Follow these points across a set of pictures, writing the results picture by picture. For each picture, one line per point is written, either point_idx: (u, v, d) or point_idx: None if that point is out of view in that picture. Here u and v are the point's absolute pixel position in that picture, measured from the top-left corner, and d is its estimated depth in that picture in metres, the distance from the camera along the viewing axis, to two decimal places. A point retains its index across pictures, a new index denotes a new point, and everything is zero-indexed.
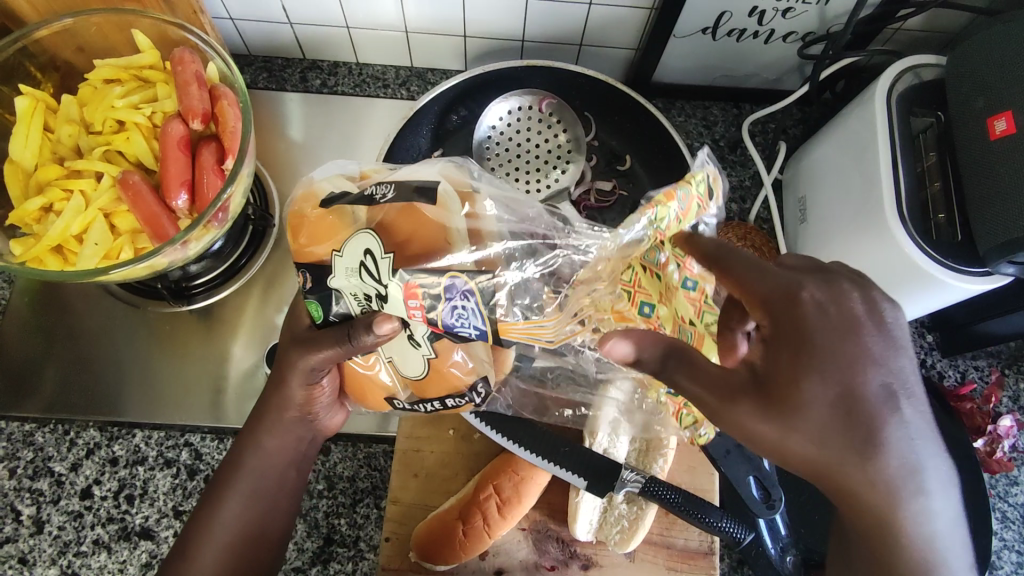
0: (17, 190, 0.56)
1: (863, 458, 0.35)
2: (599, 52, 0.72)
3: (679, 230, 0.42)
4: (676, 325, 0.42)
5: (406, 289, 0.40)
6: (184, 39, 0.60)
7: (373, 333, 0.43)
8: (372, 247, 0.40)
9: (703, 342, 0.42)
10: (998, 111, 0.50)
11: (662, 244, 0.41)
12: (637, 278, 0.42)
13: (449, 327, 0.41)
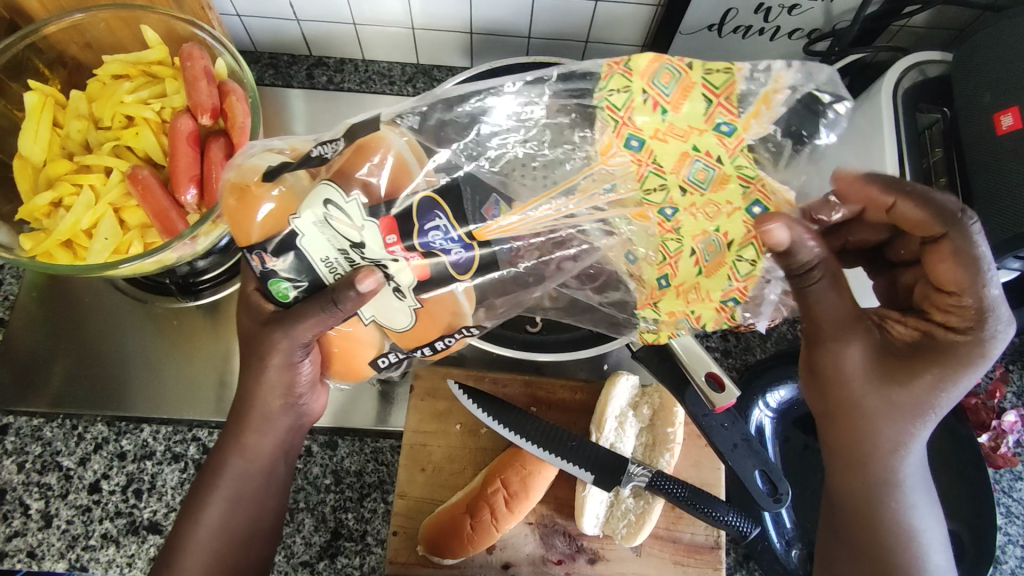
0: (26, 186, 0.56)
1: (899, 425, 0.43)
2: (605, 49, 0.72)
3: (703, 120, 0.40)
4: (699, 234, 0.44)
5: (382, 226, 0.42)
6: (193, 35, 0.60)
7: (356, 289, 0.42)
8: (333, 196, 0.40)
9: (716, 270, 0.44)
10: (1004, 107, 0.50)
11: (679, 137, 0.41)
12: (666, 196, 0.43)
13: (429, 248, 0.42)
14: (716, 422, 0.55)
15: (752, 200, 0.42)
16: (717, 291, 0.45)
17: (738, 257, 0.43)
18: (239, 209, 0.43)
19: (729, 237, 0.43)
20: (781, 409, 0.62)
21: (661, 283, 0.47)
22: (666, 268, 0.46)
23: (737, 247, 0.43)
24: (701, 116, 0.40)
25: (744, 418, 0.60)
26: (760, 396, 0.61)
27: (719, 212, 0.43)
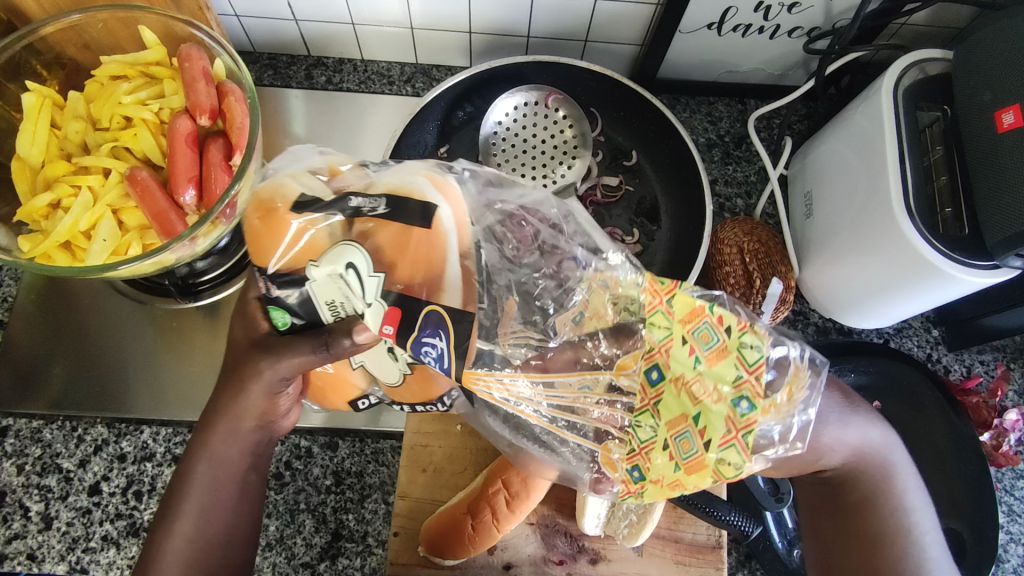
0: (24, 187, 0.56)
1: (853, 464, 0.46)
2: (604, 48, 0.72)
3: (731, 383, 0.37)
4: (677, 423, 0.37)
5: (387, 313, 0.40)
6: (192, 35, 0.60)
7: (351, 339, 0.42)
8: (357, 262, 0.39)
9: (697, 471, 0.36)
10: (1005, 105, 0.50)
11: (693, 394, 0.37)
12: (651, 419, 0.39)
13: (416, 353, 0.41)
14: None
15: (742, 394, 0.36)
16: (687, 458, 0.37)
17: (720, 458, 0.36)
18: (263, 229, 0.42)
19: (705, 433, 0.36)
20: None
21: (633, 478, 0.39)
22: (636, 458, 0.39)
23: (716, 445, 0.36)
24: (729, 383, 0.36)
25: None
26: None
27: (700, 426, 0.36)
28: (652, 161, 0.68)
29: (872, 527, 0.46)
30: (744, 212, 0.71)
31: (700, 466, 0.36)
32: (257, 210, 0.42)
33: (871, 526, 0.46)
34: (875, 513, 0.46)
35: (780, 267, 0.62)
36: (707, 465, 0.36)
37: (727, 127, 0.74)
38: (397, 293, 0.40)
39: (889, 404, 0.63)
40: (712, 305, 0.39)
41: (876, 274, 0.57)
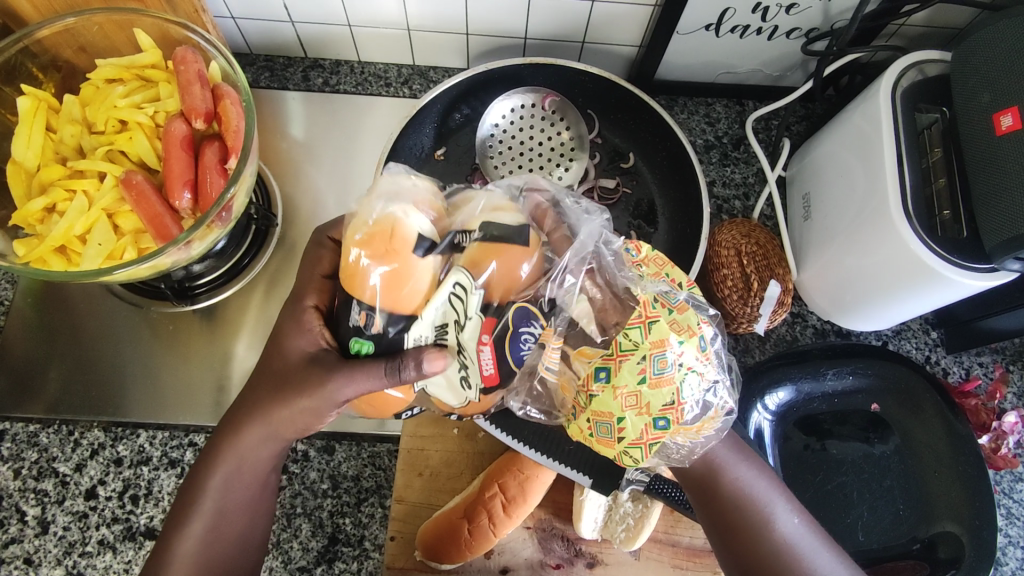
0: (19, 191, 0.55)
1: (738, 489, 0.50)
2: (602, 49, 0.71)
3: (662, 402, 0.41)
4: (614, 408, 0.42)
5: (482, 323, 0.41)
6: (187, 38, 0.60)
7: (421, 368, 0.40)
8: (462, 283, 0.40)
9: (623, 431, 0.42)
10: (1004, 107, 0.49)
11: (635, 390, 0.41)
12: (602, 382, 0.42)
13: (515, 358, 0.42)
14: None
15: (660, 415, 0.41)
16: (623, 425, 0.42)
17: (626, 451, 0.43)
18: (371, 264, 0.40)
19: (621, 419, 0.42)
20: (780, 411, 0.63)
21: (599, 432, 0.43)
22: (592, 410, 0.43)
23: (625, 430, 0.42)
24: (658, 405, 0.41)
25: (743, 422, 0.60)
26: (759, 399, 0.61)
27: (632, 407, 0.41)
28: (650, 163, 0.68)
29: (748, 532, 0.49)
30: (742, 214, 0.71)
31: (632, 435, 0.42)
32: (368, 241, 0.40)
33: (745, 534, 0.49)
34: (747, 520, 0.49)
35: (778, 269, 0.61)
36: (615, 446, 0.43)
37: (725, 128, 0.74)
38: (496, 304, 0.41)
39: (888, 407, 0.63)
40: (685, 340, 0.41)
41: (874, 277, 0.57)
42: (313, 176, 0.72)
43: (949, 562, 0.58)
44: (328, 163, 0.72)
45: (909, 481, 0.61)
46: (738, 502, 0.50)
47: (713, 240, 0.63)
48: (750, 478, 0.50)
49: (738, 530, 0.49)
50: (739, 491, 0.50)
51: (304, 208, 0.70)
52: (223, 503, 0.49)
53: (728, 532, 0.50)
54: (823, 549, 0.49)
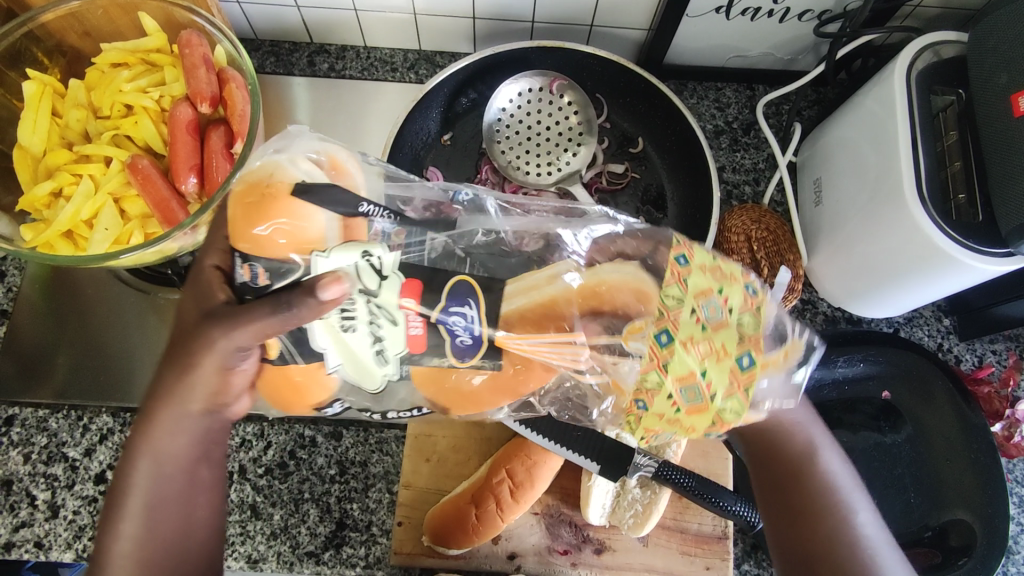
0: (25, 176, 0.55)
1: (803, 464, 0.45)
2: (610, 33, 0.70)
3: (738, 345, 0.38)
4: (688, 372, 0.37)
5: (406, 290, 0.37)
6: (192, 21, 0.59)
7: (316, 297, 0.35)
8: (370, 246, 0.37)
9: (708, 403, 0.37)
10: (1021, 87, 0.48)
11: (703, 340, 0.37)
12: (669, 347, 0.37)
13: (452, 342, 0.38)
14: None
15: (742, 351, 0.38)
16: (716, 386, 0.37)
17: (721, 408, 0.38)
18: (264, 208, 0.37)
19: (709, 379, 0.37)
20: None
21: (674, 412, 0.38)
22: (644, 394, 0.39)
23: (718, 394, 0.37)
24: (733, 344, 0.38)
25: None
26: None
27: (713, 360, 0.37)
28: (658, 148, 0.67)
29: (811, 511, 0.45)
30: (752, 199, 0.70)
31: (728, 394, 0.38)
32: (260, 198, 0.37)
33: (814, 509, 0.45)
34: (811, 497, 0.45)
35: (789, 255, 0.61)
36: (710, 410, 0.38)
37: (735, 113, 0.73)
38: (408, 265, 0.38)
39: (898, 394, 0.63)
40: (727, 285, 0.39)
41: (887, 262, 0.56)
42: None
43: (961, 550, 0.57)
44: None
45: (920, 468, 0.61)
46: (805, 469, 0.45)
47: (724, 224, 0.63)
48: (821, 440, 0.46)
49: (806, 501, 0.45)
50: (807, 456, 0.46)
51: None
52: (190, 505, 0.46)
53: (792, 499, 0.45)
54: (893, 545, 0.45)
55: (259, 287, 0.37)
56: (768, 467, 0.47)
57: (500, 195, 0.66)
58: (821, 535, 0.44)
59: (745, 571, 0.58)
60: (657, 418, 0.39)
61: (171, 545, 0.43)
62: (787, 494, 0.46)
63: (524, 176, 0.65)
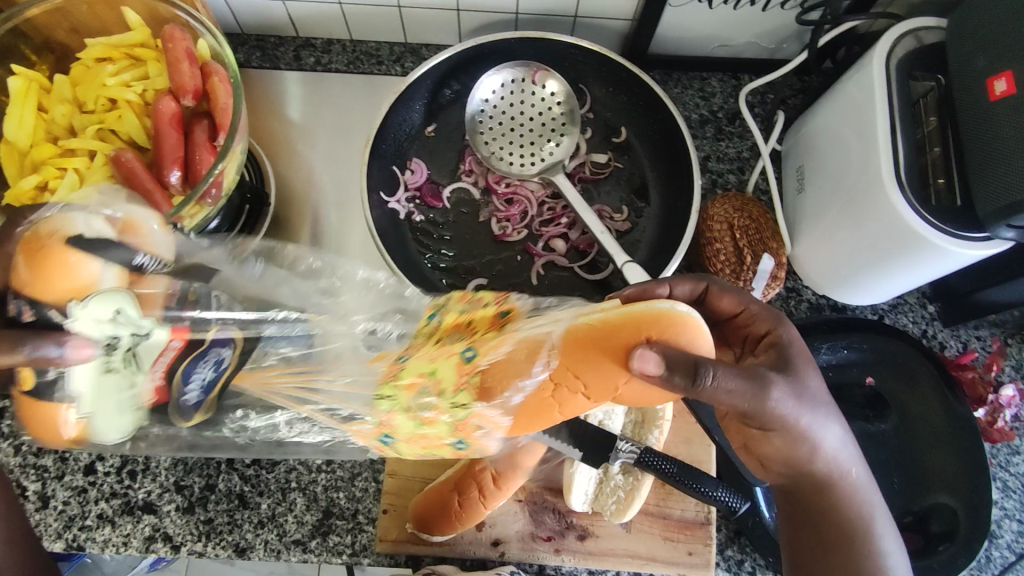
0: (12, 171, 0.56)
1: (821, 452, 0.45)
2: (593, 23, 0.71)
3: (454, 357, 0.42)
4: (414, 380, 0.42)
5: (173, 330, 0.38)
6: (175, 16, 0.60)
7: (59, 349, 0.35)
8: (128, 305, 0.37)
9: (444, 376, 0.41)
10: (999, 71, 0.48)
11: (445, 348, 0.43)
12: (392, 364, 0.43)
13: (186, 382, 0.39)
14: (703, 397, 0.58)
15: (466, 347, 0.42)
16: (450, 375, 0.41)
17: (451, 404, 0.41)
18: (48, 255, 0.35)
19: (440, 379, 0.41)
20: None
21: (385, 415, 0.42)
22: (387, 429, 0.43)
23: (450, 393, 0.41)
24: (456, 362, 0.41)
25: None
26: None
27: (442, 357, 0.42)
28: (642, 138, 0.68)
29: (827, 505, 0.46)
30: (736, 188, 0.70)
31: (451, 387, 0.41)
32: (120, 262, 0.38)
33: (840, 522, 0.46)
34: (834, 496, 0.46)
35: (772, 243, 0.61)
36: (442, 413, 0.41)
37: (720, 103, 0.73)
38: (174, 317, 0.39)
39: (882, 380, 0.63)
40: (439, 364, 0.41)
41: (868, 248, 0.56)
42: (306, 155, 0.72)
43: (943, 535, 0.57)
44: (322, 142, 0.72)
45: (903, 454, 0.61)
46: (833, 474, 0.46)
47: (707, 213, 0.64)
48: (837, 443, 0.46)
49: (830, 508, 0.46)
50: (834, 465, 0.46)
51: (297, 188, 0.71)
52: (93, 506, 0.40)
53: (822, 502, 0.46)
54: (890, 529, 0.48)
55: (24, 325, 0.36)
56: (794, 471, 0.46)
57: (484, 184, 0.66)
58: (835, 513, 0.46)
59: (728, 556, 0.58)
60: (407, 418, 0.42)
61: None
62: (814, 500, 0.46)
63: (507, 166, 0.66)
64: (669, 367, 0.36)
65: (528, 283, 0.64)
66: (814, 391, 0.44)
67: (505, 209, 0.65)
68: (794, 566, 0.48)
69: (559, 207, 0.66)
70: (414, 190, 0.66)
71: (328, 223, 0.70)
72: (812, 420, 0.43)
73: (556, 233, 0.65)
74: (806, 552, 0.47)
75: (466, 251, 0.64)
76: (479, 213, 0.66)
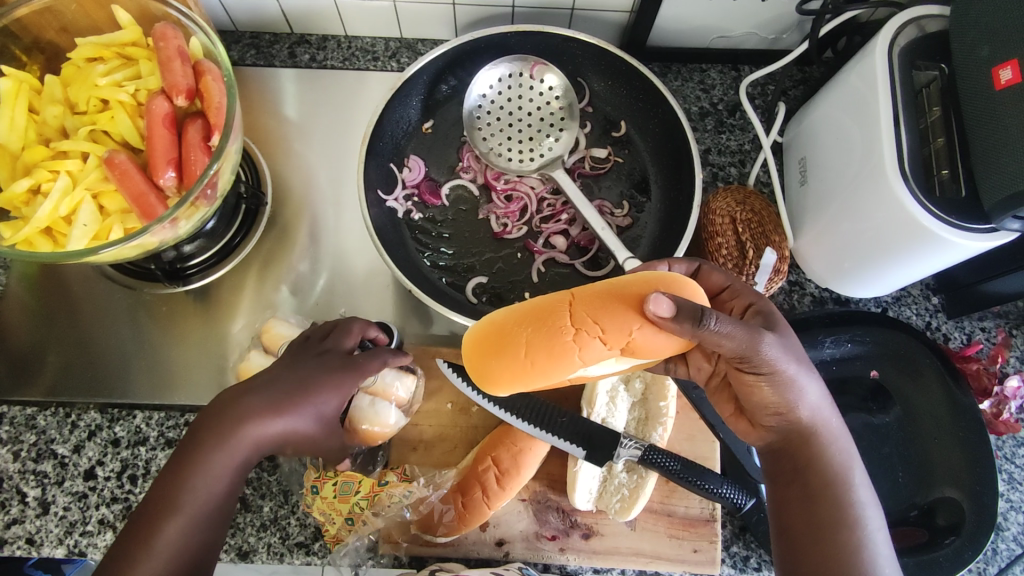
0: (4, 174, 0.55)
1: (808, 394, 0.45)
2: (591, 16, 0.70)
3: (338, 497, 0.55)
4: (323, 482, 0.55)
5: None
6: (167, 14, 0.59)
7: None
8: None
9: (325, 486, 0.55)
10: (1004, 60, 0.48)
11: (352, 477, 0.56)
12: (334, 476, 0.56)
13: None
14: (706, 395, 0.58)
15: (348, 492, 0.55)
16: (333, 501, 0.55)
17: (336, 482, 0.55)
18: None
19: (337, 491, 0.55)
20: None
21: (314, 489, 0.55)
22: (316, 481, 0.56)
23: (333, 494, 0.55)
24: (347, 508, 0.55)
25: None
26: None
27: (327, 488, 0.55)
28: (642, 131, 0.67)
29: (811, 457, 0.46)
30: (738, 181, 0.69)
31: (336, 506, 0.55)
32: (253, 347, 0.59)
33: (826, 473, 0.45)
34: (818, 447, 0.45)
35: (775, 236, 0.60)
36: (350, 502, 0.55)
37: (720, 95, 0.72)
38: None
39: (886, 373, 0.62)
40: (324, 493, 0.55)
41: (870, 240, 0.56)
42: (302, 153, 0.71)
43: (949, 528, 0.57)
44: (318, 140, 0.71)
45: (909, 447, 0.61)
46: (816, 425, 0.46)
47: (708, 208, 0.63)
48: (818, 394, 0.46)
49: (818, 458, 0.46)
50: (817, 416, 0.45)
51: (294, 186, 0.70)
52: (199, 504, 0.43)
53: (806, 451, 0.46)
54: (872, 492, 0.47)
55: None
56: (779, 420, 0.46)
57: (482, 181, 0.66)
58: (821, 467, 0.45)
59: (733, 553, 0.58)
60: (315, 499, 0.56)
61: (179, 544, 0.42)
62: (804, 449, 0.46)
63: (506, 162, 0.65)
64: (679, 309, 0.39)
65: (528, 280, 0.63)
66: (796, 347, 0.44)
67: (505, 206, 0.65)
68: (784, 517, 0.47)
69: (559, 203, 0.66)
70: (412, 188, 0.65)
71: (326, 222, 0.69)
72: (795, 369, 0.43)
73: (556, 230, 0.65)
74: (792, 520, 0.46)
75: (465, 249, 0.64)
76: (478, 210, 0.65)
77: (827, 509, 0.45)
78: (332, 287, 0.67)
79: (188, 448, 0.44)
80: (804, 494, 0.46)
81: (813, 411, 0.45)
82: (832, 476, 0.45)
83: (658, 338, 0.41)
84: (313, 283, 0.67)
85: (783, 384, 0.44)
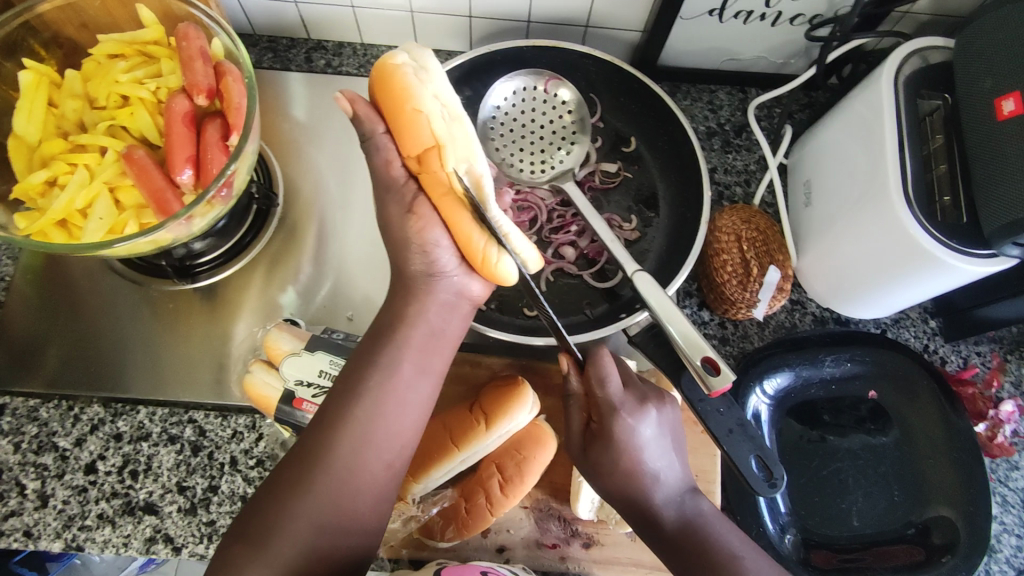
0: (21, 165, 0.56)
1: (609, 482, 0.50)
2: (605, 33, 0.71)
3: None
4: None
5: None
6: (191, 14, 0.60)
7: None
8: None
9: None
10: (1006, 92, 0.49)
11: None
12: None
13: None
14: (711, 407, 0.53)
15: None
16: None
17: None
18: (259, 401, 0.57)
19: None
20: (777, 396, 0.63)
21: None
22: None
23: None
24: None
25: (741, 404, 0.60)
26: (758, 382, 0.61)
27: None
28: (652, 147, 0.68)
29: (674, 533, 0.48)
30: (743, 200, 0.71)
31: None
32: (260, 359, 0.59)
33: (646, 523, 0.49)
34: (648, 513, 0.49)
35: (778, 255, 0.61)
36: None
37: (727, 115, 0.74)
38: None
39: (885, 393, 0.63)
40: None
41: (873, 261, 0.57)
42: (314, 156, 0.72)
43: (944, 547, 0.58)
44: (330, 144, 0.72)
45: (905, 467, 0.62)
46: (695, 525, 0.48)
47: (715, 224, 0.64)
48: (672, 468, 0.51)
49: (661, 529, 0.49)
50: (659, 502, 0.49)
51: (306, 188, 0.70)
52: (347, 470, 0.46)
53: (597, 490, 0.51)
54: (693, 529, 0.48)
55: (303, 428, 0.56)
56: (639, 512, 0.49)
57: None
58: (641, 518, 0.49)
59: None
60: None
61: (335, 508, 0.45)
62: (637, 512, 0.49)
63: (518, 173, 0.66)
64: (510, 396, 0.54)
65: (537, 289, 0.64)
66: (664, 419, 0.51)
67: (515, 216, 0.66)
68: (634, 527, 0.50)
69: (569, 215, 0.66)
70: None
71: (335, 225, 0.69)
72: (637, 449, 0.49)
73: (566, 241, 0.65)
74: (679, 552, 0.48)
75: None
76: None
77: (690, 553, 0.47)
78: (337, 291, 0.67)
79: (331, 405, 0.47)
80: (642, 526, 0.49)
81: (673, 506, 0.49)
82: (718, 552, 0.47)
83: (393, 101, 0.49)
84: (320, 285, 0.67)
85: (603, 453, 0.50)
